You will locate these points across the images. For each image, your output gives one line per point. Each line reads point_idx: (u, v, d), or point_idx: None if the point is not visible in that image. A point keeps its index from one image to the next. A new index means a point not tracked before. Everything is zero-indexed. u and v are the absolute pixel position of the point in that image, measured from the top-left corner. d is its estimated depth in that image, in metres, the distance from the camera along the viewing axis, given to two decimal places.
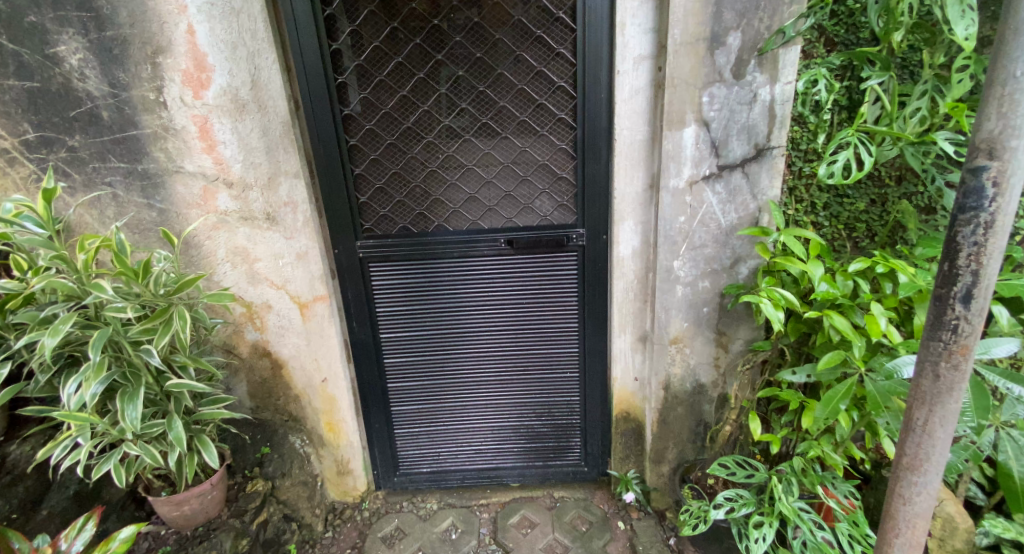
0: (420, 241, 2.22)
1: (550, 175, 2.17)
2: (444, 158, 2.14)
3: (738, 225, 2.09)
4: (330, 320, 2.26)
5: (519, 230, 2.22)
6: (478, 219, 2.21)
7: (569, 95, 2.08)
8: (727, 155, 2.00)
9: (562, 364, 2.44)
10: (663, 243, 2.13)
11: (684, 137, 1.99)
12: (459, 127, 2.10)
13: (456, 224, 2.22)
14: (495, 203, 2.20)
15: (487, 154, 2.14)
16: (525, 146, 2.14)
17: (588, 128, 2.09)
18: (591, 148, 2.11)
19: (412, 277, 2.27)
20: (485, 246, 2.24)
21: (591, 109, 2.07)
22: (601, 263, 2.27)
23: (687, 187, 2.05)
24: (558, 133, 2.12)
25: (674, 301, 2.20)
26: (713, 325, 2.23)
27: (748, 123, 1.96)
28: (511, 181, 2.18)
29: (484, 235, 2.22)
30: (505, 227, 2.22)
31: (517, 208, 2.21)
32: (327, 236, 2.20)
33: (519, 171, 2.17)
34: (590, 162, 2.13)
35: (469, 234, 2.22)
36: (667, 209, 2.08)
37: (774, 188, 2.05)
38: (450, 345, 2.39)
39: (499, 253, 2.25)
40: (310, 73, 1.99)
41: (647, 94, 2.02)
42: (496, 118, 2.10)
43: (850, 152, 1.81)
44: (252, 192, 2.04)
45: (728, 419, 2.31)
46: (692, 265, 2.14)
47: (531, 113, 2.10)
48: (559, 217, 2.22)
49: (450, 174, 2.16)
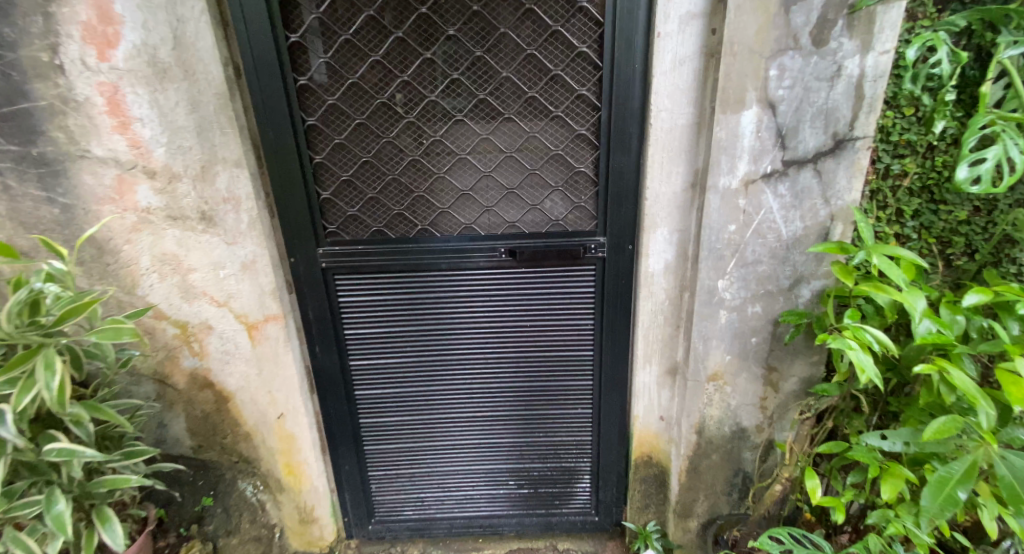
0: (399, 249, 1.77)
1: (564, 167, 1.72)
2: (429, 144, 1.67)
3: (803, 237, 1.64)
4: (286, 344, 1.81)
5: (524, 237, 1.77)
6: (472, 222, 1.76)
7: (592, 66, 1.63)
8: (795, 146, 1.57)
9: (571, 397, 1.98)
10: (707, 257, 1.67)
11: (741, 122, 1.56)
12: (450, 104, 1.64)
13: (444, 228, 1.76)
14: (493, 203, 1.74)
15: (484, 140, 1.68)
16: (535, 129, 1.68)
17: (619, 108, 1.65)
18: (619, 134, 1.67)
19: (389, 291, 1.82)
20: (480, 256, 1.78)
21: (621, 84, 1.62)
22: (624, 280, 1.81)
23: (741, 188, 1.61)
24: (576, 115, 1.67)
25: (716, 330, 1.74)
26: (764, 359, 1.76)
27: (830, 104, 1.54)
28: (514, 175, 1.72)
29: (481, 242, 1.77)
30: (505, 233, 1.77)
31: (521, 210, 1.75)
32: (282, 241, 1.75)
33: (525, 162, 1.71)
34: (617, 151, 1.68)
35: (461, 241, 1.76)
36: (714, 214, 1.63)
37: (852, 190, 1.60)
38: (437, 374, 1.94)
39: (497, 264, 1.80)
40: (254, 30, 1.52)
41: (695, 65, 1.59)
42: (498, 93, 1.64)
43: (1001, 146, 1.36)
44: (182, 183, 1.59)
45: (778, 477, 1.82)
46: (742, 286, 1.69)
47: (543, 88, 1.65)
48: (575, 221, 1.76)
49: (438, 163, 1.70)
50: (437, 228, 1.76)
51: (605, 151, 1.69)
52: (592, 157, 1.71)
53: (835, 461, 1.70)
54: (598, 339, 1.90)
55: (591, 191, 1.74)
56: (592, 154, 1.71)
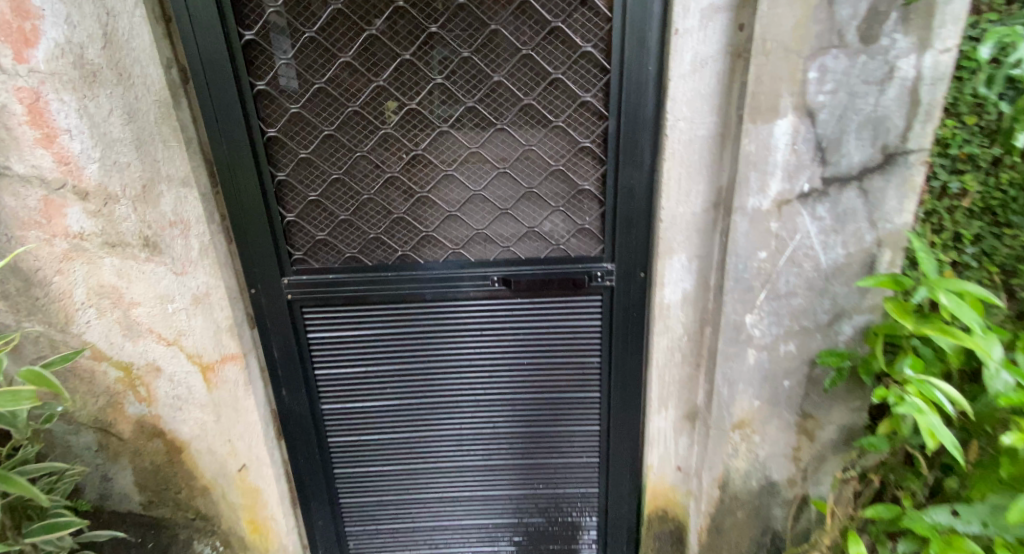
0: (375, 279, 1.53)
1: (566, 185, 1.48)
2: (410, 159, 1.45)
3: (846, 266, 1.41)
4: (246, 388, 1.57)
5: (520, 264, 1.53)
6: (459, 247, 1.52)
7: (598, 68, 1.41)
8: (837, 161, 1.35)
9: (575, 445, 1.71)
10: (733, 289, 1.44)
11: (774, 133, 1.34)
12: (433, 113, 1.41)
13: (427, 255, 1.52)
14: (484, 225, 1.50)
15: (473, 153, 1.45)
16: (532, 141, 1.45)
17: (631, 117, 1.42)
18: (630, 147, 1.44)
19: (365, 326, 1.58)
20: (469, 287, 1.54)
21: (632, 89, 1.40)
22: (636, 313, 1.55)
23: (773, 210, 1.38)
24: (580, 125, 1.44)
25: (742, 373, 1.49)
26: (798, 406, 1.51)
27: (879, 111, 1.31)
28: (508, 193, 1.49)
29: (471, 271, 1.53)
30: (499, 260, 1.52)
31: (517, 233, 1.51)
32: (240, 269, 1.51)
33: (521, 178, 1.48)
34: (627, 167, 1.45)
35: (447, 270, 1.52)
36: (740, 239, 1.41)
37: (904, 212, 1.37)
38: (421, 420, 1.68)
39: (490, 296, 1.55)
40: (201, 27, 1.30)
41: (720, 66, 1.36)
42: (488, 99, 1.42)
43: None
44: (119, 205, 1.36)
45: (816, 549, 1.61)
46: (773, 322, 1.45)
47: (541, 93, 1.42)
48: (579, 246, 1.53)
49: (420, 181, 1.47)
50: (419, 255, 1.52)
51: (613, 167, 1.46)
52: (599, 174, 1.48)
53: (883, 525, 1.43)
54: (608, 382, 1.63)
55: (597, 212, 1.50)
56: (598, 170, 1.48)
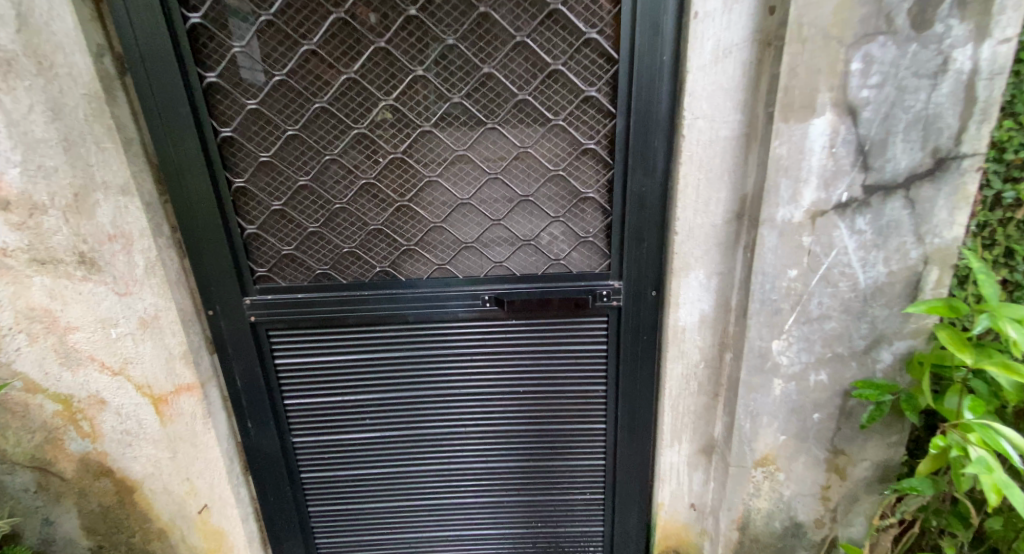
0: (349, 298, 1.34)
1: (567, 191, 1.30)
2: (387, 162, 1.26)
3: (886, 285, 1.24)
4: (205, 421, 1.38)
5: (515, 281, 1.34)
6: (445, 262, 1.33)
7: (605, 58, 1.22)
8: (880, 167, 1.17)
9: (579, 482, 1.51)
10: (758, 310, 1.26)
11: (809, 133, 1.16)
12: (414, 110, 1.23)
13: (408, 271, 1.34)
14: (474, 237, 1.32)
15: (461, 156, 1.27)
16: (530, 142, 1.26)
17: (642, 115, 1.24)
18: (641, 149, 1.25)
19: (339, 352, 1.39)
20: (457, 306, 1.35)
21: (644, 83, 1.22)
22: (647, 336, 1.37)
23: (806, 222, 1.21)
24: (583, 124, 1.26)
25: (767, 405, 1.32)
26: (829, 441, 1.34)
27: (931, 109, 1.13)
28: (501, 201, 1.30)
29: (459, 289, 1.34)
30: (492, 277, 1.34)
31: (511, 246, 1.33)
32: (195, 289, 1.32)
33: (516, 184, 1.29)
34: (638, 171, 1.27)
35: (432, 288, 1.34)
36: (767, 255, 1.23)
37: (955, 225, 1.19)
38: (405, 455, 1.48)
39: (481, 316, 1.36)
40: (138, 9, 1.12)
41: (747, 57, 1.18)
42: (476, 94, 1.23)
43: None
44: (48, 215, 1.18)
45: None
46: (803, 348, 1.28)
47: (539, 87, 1.23)
48: (582, 261, 1.34)
49: (399, 187, 1.28)
50: (400, 271, 1.34)
51: (623, 171, 1.27)
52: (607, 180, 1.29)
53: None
54: (616, 415, 1.44)
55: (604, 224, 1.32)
56: (606, 175, 1.29)
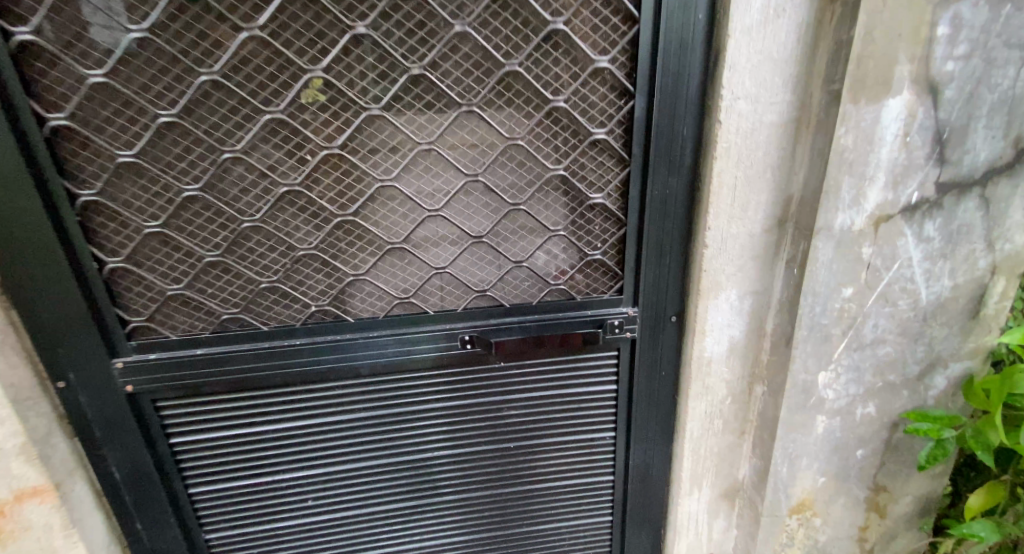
0: (275, 350, 0.96)
1: (568, 194, 0.99)
2: (318, 163, 0.89)
3: (950, 302, 1.03)
4: (67, 535, 0.95)
5: (503, 314, 1.03)
6: (408, 294, 0.99)
7: (620, 15, 0.91)
8: (957, 160, 0.94)
9: (581, 545, 1.24)
10: (805, 339, 1.02)
11: (881, 118, 0.91)
12: (353, 86, 0.86)
13: (357, 309, 0.99)
14: (449, 260, 0.98)
15: (425, 151, 0.91)
16: (523, 132, 0.94)
17: (665, 92, 0.94)
18: (665, 141, 0.97)
19: (268, 419, 1.01)
20: (426, 351, 1.02)
21: (672, 51, 0.92)
22: (665, 371, 1.11)
23: (868, 229, 0.97)
24: (592, 106, 0.95)
25: (808, 446, 1.10)
26: (872, 479, 1.14)
27: (1019, 88, 0.91)
28: (483, 211, 0.97)
29: (429, 328, 1.00)
30: (473, 312, 1.02)
31: (497, 269, 1.01)
32: (33, 352, 0.90)
33: (501, 186, 0.96)
34: (660, 169, 0.98)
35: (391, 329, 0.99)
36: (820, 271, 0.98)
37: None
38: (362, 538, 1.14)
39: (457, 363, 1.04)
40: None
41: (802, 17, 0.90)
42: (444, 63, 0.88)
43: None
44: None
45: None
46: (853, 379, 1.06)
47: (533, 55, 0.90)
48: (587, 285, 1.06)
49: (339, 196, 0.91)
50: (347, 309, 0.98)
51: (641, 169, 0.99)
52: (620, 181, 1.00)
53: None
54: (626, 465, 1.18)
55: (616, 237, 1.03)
56: (620, 174, 1.00)
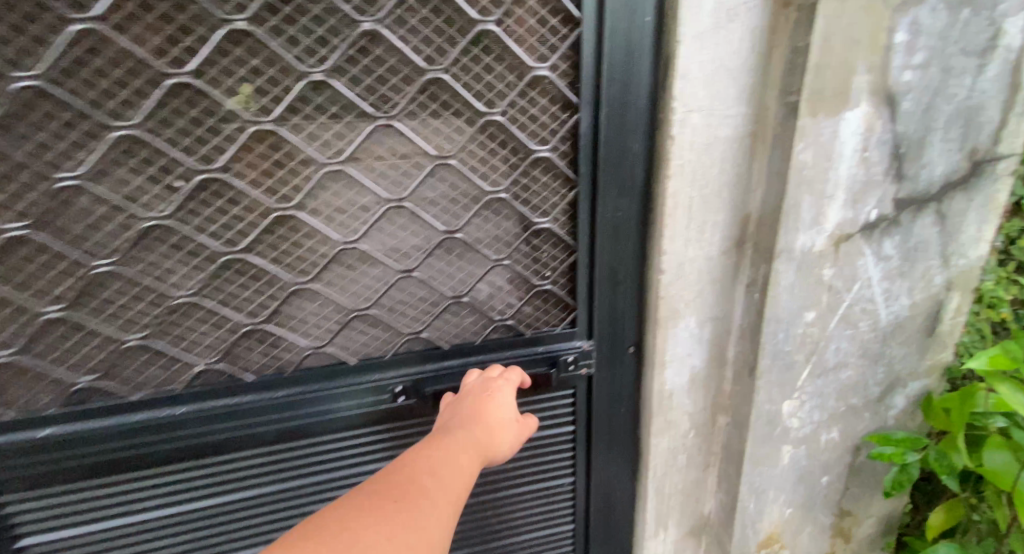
0: (165, 422, 0.82)
1: (510, 217, 0.90)
2: (193, 191, 0.75)
3: (908, 320, 1.00)
4: None
5: (442, 358, 0.92)
6: (324, 343, 0.87)
7: (560, 16, 0.82)
8: (914, 175, 0.90)
9: None
10: (768, 368, 0.96)
11: (839, 132, 0.86)
12: (233, 94, 0.73)
13: (257, 363, 0.86)
14: (373, 299, 0.87)
15: (330, 172, 0.79)
16: (454, 149, 0.83)
17: (613, 104, 0.85)
18: (616, 158, 0.88)
19: (171, 501, 0.88)
20: (353, 408, 0.90)
21: (619, 59, 0.83)
22: (625, 406, 1.04)
23: (828, 249, 0.92)
24: (532, 120, 0.86)
25: (774, 478, 1.04)
26: (836, 505, 1.10)
27: (974, 98, 0.88)
28: (411, 242, 0.86)
29: (349, 382, 0.89)
30: (403, 360, 0.91)
31: (433, 307, 0.91)
32: None
33: (432, 211, 0.86)
34: (611, 189, 0.90)
35: (303, 388, 0.87)
36: (782, 296, 0.93)
37: (981, 242, 0.98)
38: None
39: (390, 418, 0.92)
40: None
41: (754, 20, 0.84)
42: (353, 68, 0.76)
43: None
44: None
45: None
46: (817, 406, 1.01)
47: (461, 60, 0.80)
48: (534, 317, 0.97)
49: (224, 231, 0.78)
50: (244, 367, 0.85)
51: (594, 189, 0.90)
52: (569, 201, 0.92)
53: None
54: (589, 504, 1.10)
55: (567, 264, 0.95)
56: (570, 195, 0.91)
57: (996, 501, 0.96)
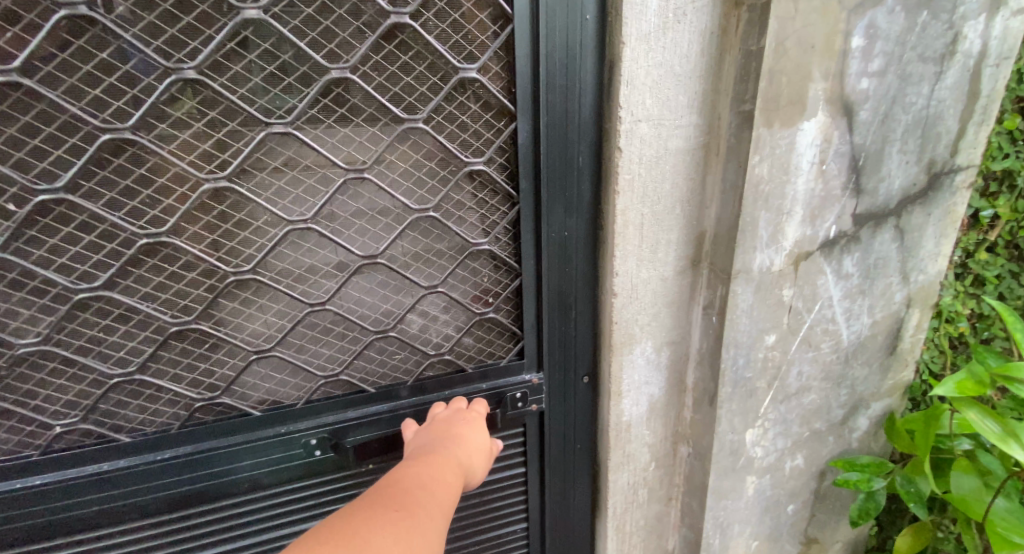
0: (31, 496, 0.74)
1: (440, 236, 0.82)
2: (31, 215, 0.66)
3: (869, 339, 0.95)
4: None
5: (365, 402, 0.85)
6: (217, 394, 0.79)
7: (487, 11, 0.74)
8: (873, 189, 0.86)
9: None
10: (729, 396, 0.90)
11: (796, 143, 0.81)
12: (80, 97, 0.65)
13: (134, 420, 0.78)
14: (274, 338, 0.80)
15: (212, 191, 0.71)
16: (367, 160, 0.75)
17: (550, 110, 0.78)
18: (560, 172, 0.81)
19: None
20: (261, 466, 0.83)
21: (559, 63, 0.76)
22: (582, 445, 0.96)
23: (788, 269, 0.86)
24: (463, 127, 0.78)
25: (738, 512, 0.97)
26: (802, 534, 1.04)
27: (932, 107, 0.84)
28: (319, 273, 0.79)
29: (251, 437, 0.81)
30: (315, 410, 0.83)
31: (353, 343, 0.83)
32: None
33: (346, 231, 0.78)
34: (555, 208, 0.83)
35: (196, 449, 0.79)
36: (740, 319, 0.86)
37: (939, 257, 0.94)
38: None
39: (307, 471, 0.85)
40: None
41: (702, 23, 0.78)
42: (234, 65, 0.68)
43: None
44: None
45: None
46: (780, 432, 0.95)
47: (373, 57, 0.71)
48: (472, 351, 0.89)
49: (77, 266, 0.70)
50: (117, 426, 0.77)
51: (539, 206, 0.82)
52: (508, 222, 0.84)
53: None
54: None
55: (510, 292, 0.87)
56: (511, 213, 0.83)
57: (964, 527, 0.91)
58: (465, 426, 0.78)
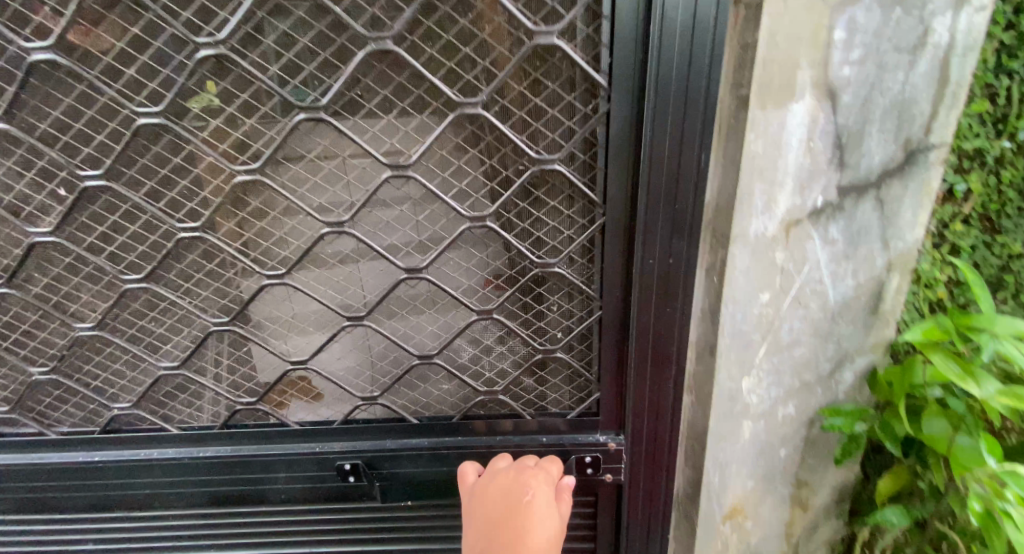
0: (131, 465, 1.15)
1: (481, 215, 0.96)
2: (85, 196, 0.93)
3: (852, 301, 1.07)
4: None
5: (404, 433, 1.13)
6: (253, 400, 1.10)
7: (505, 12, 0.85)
8: (856, 164, 0.98)
9: None
10: (727, 348, 1.02)
11: (787, 122, 0.93)
12: (115, 87, 0.86)
13: (183, 410, 1.13)
14: (309, 327, 1.04)
15: (241, 182, 0.92)
16: (409, 149, 0.91)
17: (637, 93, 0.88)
18: (677, 165, 0.90)
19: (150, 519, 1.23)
20: (289, 472, 1.16)
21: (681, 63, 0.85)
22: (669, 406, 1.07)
23: (779, 235, 0.98)
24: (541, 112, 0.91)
25: (736, 453, 1.10)
26: (794, 476, 1.16)
27: (908, 92, 0.96)
28: (353, 287, 1.01)
29: (287, 450, 1.14)
30: (344, 442, 1.14)
31: (398, 358, 1.07)
32: None
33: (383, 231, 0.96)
34: (666, 195, 0.93)
35: (241, 451, 1.14)
36: (738, 278, 0.99)
37: (917, 226, 1.06)
38: None
39: (338, 482, 1.17)
40: None
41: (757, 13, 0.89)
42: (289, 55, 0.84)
43: None
44: None
45: None
46: (773, 382, 1.07)
47: (412, 39, 0.85)
48: (528, 395, 1.12)
49: (121, 240, 0.95)
50: (167, 415, 1.13)
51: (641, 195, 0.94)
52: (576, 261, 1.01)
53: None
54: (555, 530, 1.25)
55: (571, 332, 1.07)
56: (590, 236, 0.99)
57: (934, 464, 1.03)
58: (533, 519, 0.94)
